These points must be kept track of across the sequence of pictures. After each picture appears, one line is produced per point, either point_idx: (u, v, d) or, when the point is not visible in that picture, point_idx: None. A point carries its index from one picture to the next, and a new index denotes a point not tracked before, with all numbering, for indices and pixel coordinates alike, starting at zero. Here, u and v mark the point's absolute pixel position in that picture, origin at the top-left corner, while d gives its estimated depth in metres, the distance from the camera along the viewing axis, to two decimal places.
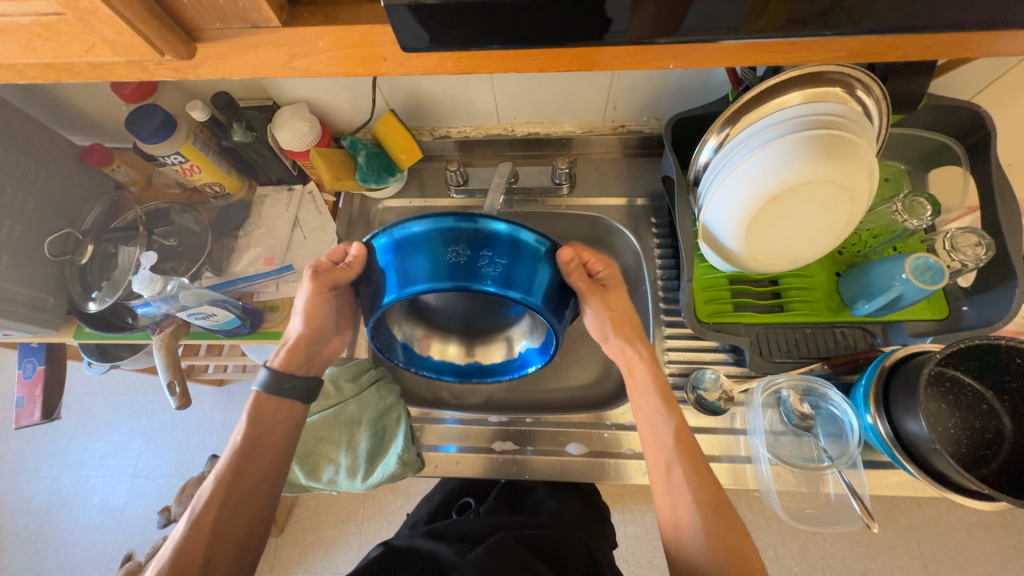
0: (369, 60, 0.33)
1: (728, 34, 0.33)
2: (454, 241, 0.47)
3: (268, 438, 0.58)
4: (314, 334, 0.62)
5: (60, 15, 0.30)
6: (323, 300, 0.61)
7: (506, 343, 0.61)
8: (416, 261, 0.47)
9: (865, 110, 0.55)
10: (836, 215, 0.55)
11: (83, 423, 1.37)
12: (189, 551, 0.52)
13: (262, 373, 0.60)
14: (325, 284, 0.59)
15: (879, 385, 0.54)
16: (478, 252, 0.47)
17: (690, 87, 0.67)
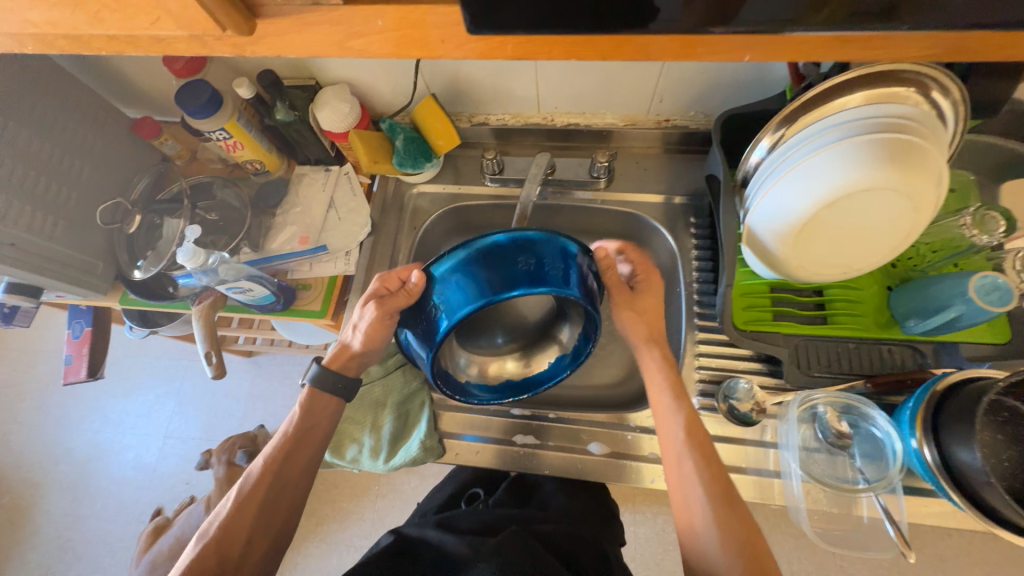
0: (427, 41, 0.31)
1: (804, 25, 0.30)
2: (480, 263, 0.47)
3: (319, 426, 0.61)
4: (367, 351, 0.62)
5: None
6: (384, 325, 0.59)
7: (557, 346, 0.59)
8: (463, 284, 0.47)
9: (940, 113, 0.51)
10: (895, 225, 0.52)
11: (122, 383, 1.45)
12: (236, 525, 0.56)
13: (313, 368, 0.62)
14: (388, 310, 0.57)
15: (928, 410, 0.51)
16: (518, 259, 0.47)
17: (744, 82, 0.63)
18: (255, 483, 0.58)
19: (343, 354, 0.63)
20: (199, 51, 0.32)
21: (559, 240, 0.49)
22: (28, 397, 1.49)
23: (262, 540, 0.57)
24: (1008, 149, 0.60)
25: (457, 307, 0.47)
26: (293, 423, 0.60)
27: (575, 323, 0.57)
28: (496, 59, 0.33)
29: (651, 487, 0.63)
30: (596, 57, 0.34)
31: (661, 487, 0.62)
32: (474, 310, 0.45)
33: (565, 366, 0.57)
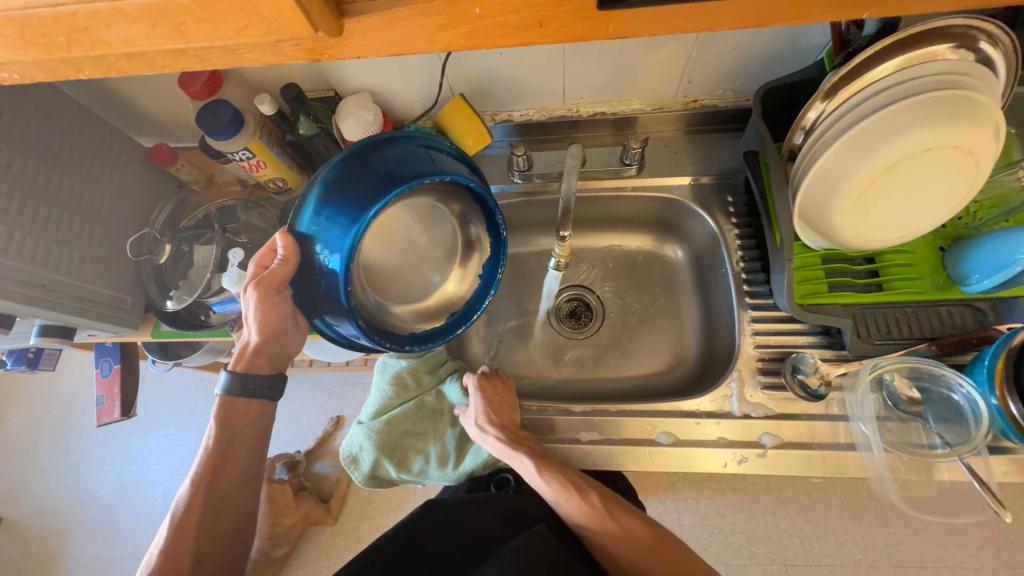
0: (522, 26, 0.28)
1: None
2: (337, 195, 0.51)
3: (243, 436, 0.63)
4: (272, 341, 0.61)
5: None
6: (272, 305, 0.58)
7: (473, 245, 0.60)
8: (334, 220, 0.50)
9: (990, 65, 0.51)
10: (956, 182, 0.51)
11: (141, 419, 1.41)
12: (178, 549, 0.58)
13: (224, 377, 0.62)
14: (271, 287, 0.56)
15: (1008, 366, 0.51)
16: (368, 168, 0.51)
17: (777, 53, 0.62)
18: (187, 508, 0.60)
19: (252, 355, 0.62)
20: (271, 59, 0.29)
21: (391, 140, 0.54)
22: (46, 442, 1.45)
23: (209, 556, 0.60)
24: None
25: (338, 238, 0.50)
26: (213, 439, 0.61)
27: (472, 214, 0.58)
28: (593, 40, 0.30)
29: (726, 471, 0.60)
30: (697, 29, 0.31)
31: (736, 471, 0.60)
32: (356, 233, 0.49)
33: (494, 265, 0.60)
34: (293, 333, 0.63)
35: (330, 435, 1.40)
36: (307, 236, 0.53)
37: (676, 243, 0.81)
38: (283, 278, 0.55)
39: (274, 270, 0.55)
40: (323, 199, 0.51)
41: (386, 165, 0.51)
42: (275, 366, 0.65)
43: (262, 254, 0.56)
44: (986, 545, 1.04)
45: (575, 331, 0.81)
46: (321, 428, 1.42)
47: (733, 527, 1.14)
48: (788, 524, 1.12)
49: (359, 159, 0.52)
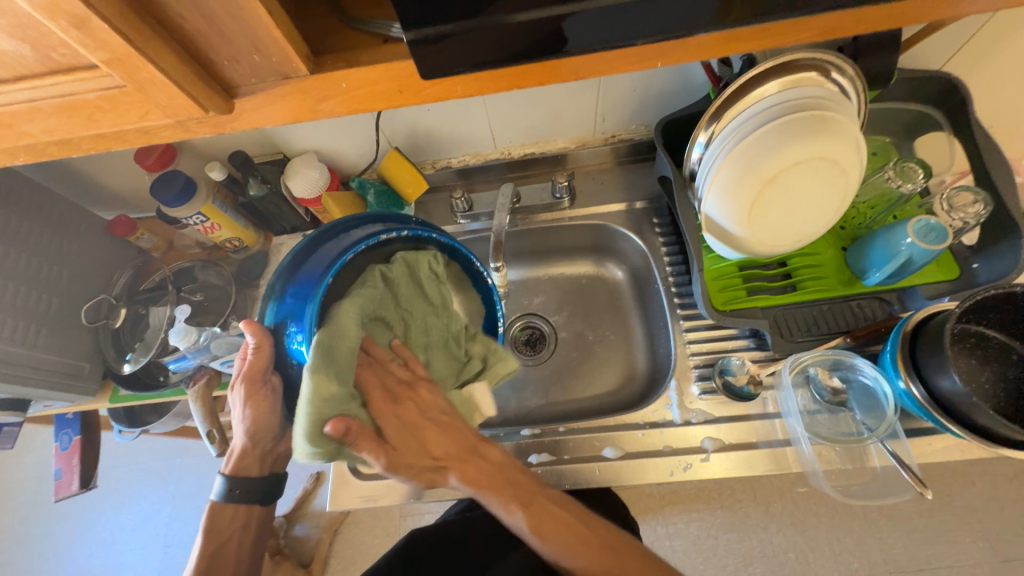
0: (386, 95, 0.33)
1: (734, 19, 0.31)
2: (292, 295, 0.53)
3: (234, 537, 0.61)
4: (259, 439, 0.60)
5: (119, 88, 0.29)
6: (261, 398, 0.57)
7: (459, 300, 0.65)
8: (294, 310, 0.53)
9: (843, 89, 0.58)
10: (830, 189, 0.58)
11: (113, 495, 1.35)
12: None
13: (218, 480, 0.61)
14: (255, 382, 0.55)
15: (904, 350, 0.55)
16: (315, 259, 0.54)
17: (672, 90, 0.70)
18: None
19: (241, 458, 0.61)
20: (180, 135, 0.34)
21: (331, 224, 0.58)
22: (12, 532, 1.38)
23: None
24: (912, 110, 0.66)
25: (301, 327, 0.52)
26: (201, 546, 0.60)
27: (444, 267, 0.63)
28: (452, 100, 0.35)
29: (672, 480, 0.62)
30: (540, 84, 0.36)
31: (680, 479, 0.61)
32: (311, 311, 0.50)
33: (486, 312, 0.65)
34: (282, 427, 0.62)
35: (308, 494, 1.35)
36: (278, 326, 0.54)
37: (616, 265, 0.86)
38: (263, 368, 0.54)
39: (250, 363, 0.54)
40: (284, 289, 0.54)
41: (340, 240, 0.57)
42: (267, 468, 0.63)
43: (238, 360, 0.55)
44: (978, 540, 1.02)
45: (530, 357, 0.84)
46: (302, 486, 1.38)
47: (727, 548, 1.11)
48: (781, 540, 1.08)
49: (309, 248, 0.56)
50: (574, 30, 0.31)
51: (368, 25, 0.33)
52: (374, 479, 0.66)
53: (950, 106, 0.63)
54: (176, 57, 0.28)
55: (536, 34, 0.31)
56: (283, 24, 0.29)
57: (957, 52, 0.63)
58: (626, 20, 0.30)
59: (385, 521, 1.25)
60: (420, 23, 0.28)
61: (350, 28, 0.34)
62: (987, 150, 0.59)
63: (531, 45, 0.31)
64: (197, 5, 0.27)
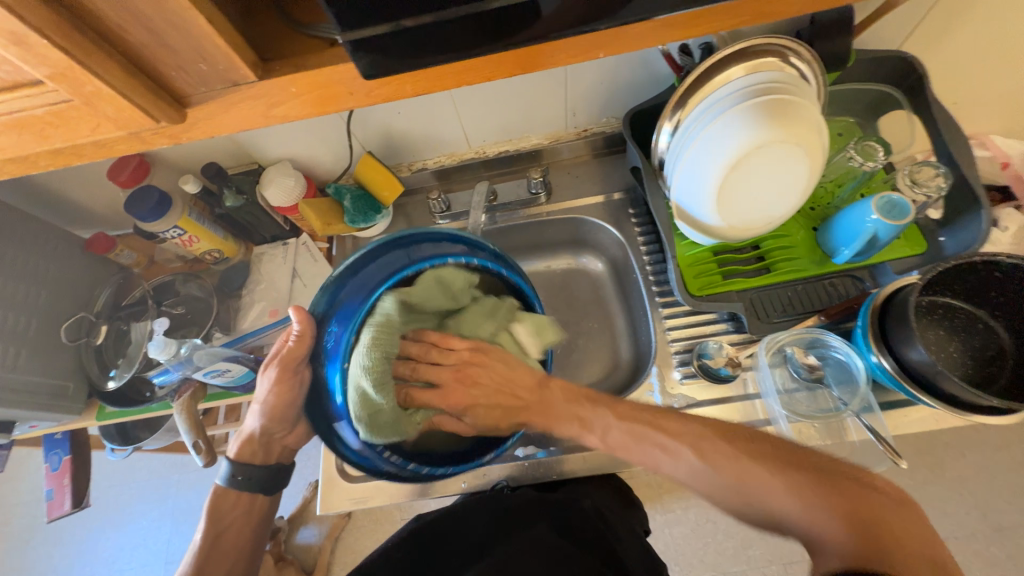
0: (335, 97, 0.35)
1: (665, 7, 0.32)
2: (341, 299, 0.55)
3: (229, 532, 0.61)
4: (269, 428, 0.61)
5: (66, 102, 0.30)
6: (287, 387, 0.57)
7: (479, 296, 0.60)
8: (345, 315, 0.55)
9: (804, 73, 0.58)
10: (796, 173, 0.58)
11: (111, 516, 1.34)
12: None
13: (224, 466, 0.62)
14: (287, 370, 0.56)
15: (875, 324, 0.56)
16: (374, 265, 0.56)
17: (638, 81, 0.71)
18: None
19: (247, 441, 0.62)
20: (137, 147, 0.35)
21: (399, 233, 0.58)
22: (10, 557, 1.36)
23: None
24: (873, 90, 0.67)
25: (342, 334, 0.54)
26: (202, 535, 0.60)
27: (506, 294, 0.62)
28: (401, 100, 0.36)
29: None
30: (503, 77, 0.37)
31: None
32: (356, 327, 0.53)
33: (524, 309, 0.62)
34: (295, 418, 0.62)
35: (307, 503, 1.33)
36: (324, 322, 0.55)
37: (595, 257, 0.87)
38: (300, 356, 0.55)
39: (288, 348, 0.55)
40: (342, 287, 0.55)
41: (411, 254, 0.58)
42: (270, 456, 0.64)
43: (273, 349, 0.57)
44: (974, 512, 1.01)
45: None
46: (299, 495, 1.36)
47: (725, 533, 1.05)
48: None
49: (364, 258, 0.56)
50: (517, 27, 0.32)
51: (314, 30, 0.34)
52: (363, 481, 0.66)
53: (909, 84, 0.64)
54: (121, 69, 0.29)
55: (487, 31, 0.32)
56: (227, 32, 0.30)
57: (912, 31, 0.64)
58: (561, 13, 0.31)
59: (385, 524, 1.24)
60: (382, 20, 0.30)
61: (299, 33, 0.35)
62: (945, 124, 0.61)
63: (475, 39, 0.32)
64: (137, 18, 0.28)
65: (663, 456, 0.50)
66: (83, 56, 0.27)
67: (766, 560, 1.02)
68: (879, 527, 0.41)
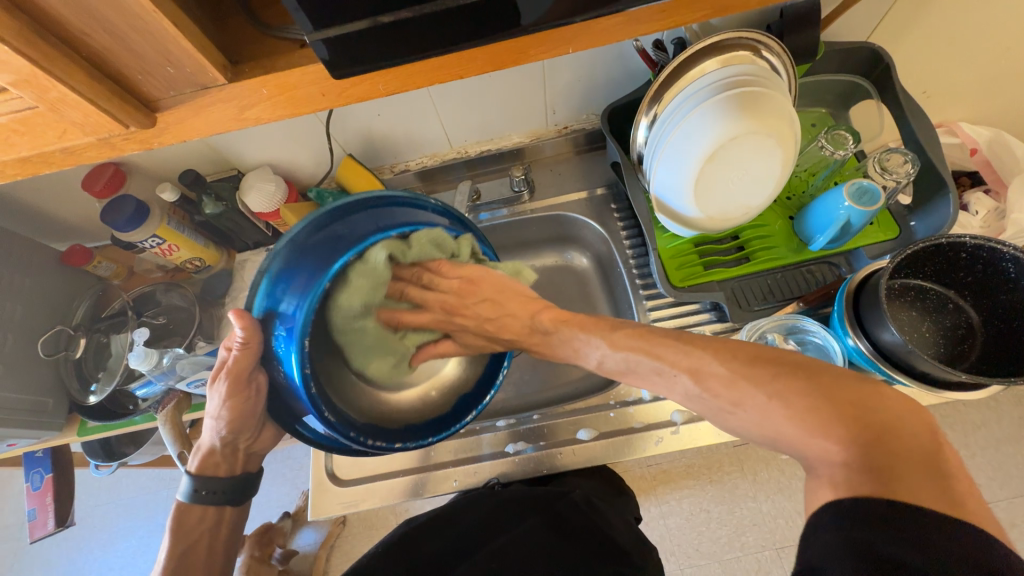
0: (308, 99, 0.35)
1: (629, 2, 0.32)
2: (280, 290, 0.47)
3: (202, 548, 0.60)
4: (230, 439, 0.59)
5: (31, 109, 0.30)
6: (243, 400, 0.54)
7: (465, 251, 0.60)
8: (286, 306, 0.47)
9: (775, 66, 0.59)
10: (769, 162, 0.60)
11: (99, 534, 1.32)
12: None
13: (184, 482, 0.60)
14: (238, 384, 0.52)
15: (850, 308, 0.57)
16: (314, 242, 0.48)
17: (615, 78, 0.72)
18: None
19: (209, 454, 0.61)
20: (107, 154, 0.35)
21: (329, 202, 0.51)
22: None
23: None
24: (843, 81, 0.69)
25: (290, 329, 0.47)
26: (167, 553, 0.58)
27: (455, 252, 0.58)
28: (375, 99, 0.36)
29: (658, 450, 0.64)
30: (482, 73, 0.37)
31: (657, 451, 0.63)
32: (308, 314, 0.46)
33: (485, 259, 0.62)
34: (257, 428, 0.60)
35: (302, 511, 1.31)
36: (266, 320, 0.48)
37: (580, 253, 0.88)
38: (248, 368, 0.50)
39: (234, 360, 0.50)
40: (279, 277, 0.47)
41: (349, 230, 0.50)
42: (236, 467, 0.62)
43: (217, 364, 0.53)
44: None
45: None
46: (293, 504, 1.34)
47: (719, 521, 1.06)
48: (769, 506, 1.05)
49: (298, 243, 0.48)
50: (489, 26, 0.32)
51: (284, 32, 0.34)
52: (354, 484, 0.66)
53: (877, 74, 0.66)
54: (85, 75, 0.29)
55: (461, 28, 0.32)
56: (194, 36, 0.30)
57: (877, 22, 0.66)
58: (529, 10, 0.32)
59: (381, 529, 1.23)
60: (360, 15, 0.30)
61: (269, 36, 0.35)
62: (912, 112, 0.63)
63: (446, 37, 0.33)
64: (100, 22, 0.28)
65: (659, 379, 0.45)
66: (47, 63, 0.27)
67: (760, 545, 1.04)
68: (890, 444, 0.32)
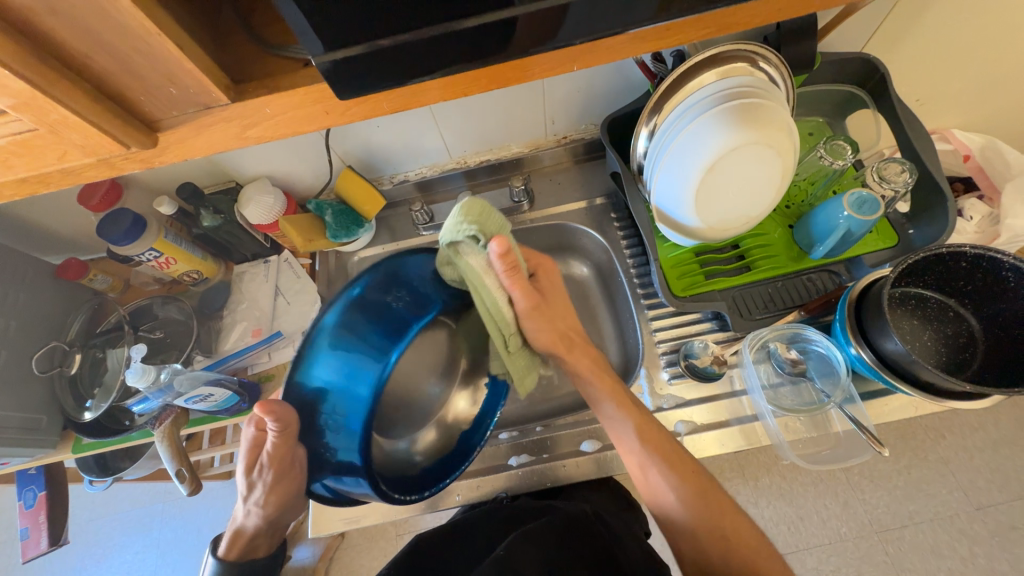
0: (312, 116, 0.35)
1: (633, 23, 0.33)
2: (336, 360, 0.48)
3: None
4: (266, 522, 0.60)
5: (29, 131, 0.30)
6: (284, 485, 0.57)
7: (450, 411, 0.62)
8: (345, 370, 0.49)
9: (772, 76, 0.60)
10: (770, 172, 0.60)
11: (92, 550, 1.29)
12: None
13: (208, 563, 0.59)
14: (281, 465, 0.54)
15: (852, 317, 0.58)
16: (385, 301, 0.52)
17: (614, 88, 0.73)
18: None
19: (249, 538, 0.61)
20: (108, 174, 0.35)
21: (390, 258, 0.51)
22: None
23: None
24: (840, 91, 0.70)
25: (351, 391, 0.50)
26: None
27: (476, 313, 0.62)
28: (379, 118, 0.36)
29: None
30: (482, 90, 0.37)
31: None
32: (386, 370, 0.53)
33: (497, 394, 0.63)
34: (292, 510, 0.61)
35: (299, 523, 1.29)
36: (319, 393, 0.49)
37: (580, 262, 0.88)
38: (286, 447, 0.52)
39: (276, 440, 0.51)
40: (331, 348, 0.48)
41: (404, 295, 0.53)
42: (271, 546, 0.63)
43: (246, 448, 0.57)
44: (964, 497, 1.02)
45: None
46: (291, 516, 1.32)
47: None
48: (771, 512, 1.02)
49: (363, 310, 0.49)
50: (493, 46, 0.32)
51: (287, 51, 0.34)
52: (355, 501, 0.65)
53: (873, 84, 0.66)
54: (84, 95, 0.29)
55: (464, 50, 0.32)
56: (197, 57, 0.30)
57: (872, 34, 0.67)
58: (532, 32, 0.32)
59: (380, 541, 1.21)
60: (363, 38, 0.30)
61: (272, 54, 0.35)
62: (908, 121, 0.63)
63: (450, 59, 0.33)
64: (101, 43, 0.27)
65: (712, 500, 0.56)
66: (48, 86, 0.27)
67: None
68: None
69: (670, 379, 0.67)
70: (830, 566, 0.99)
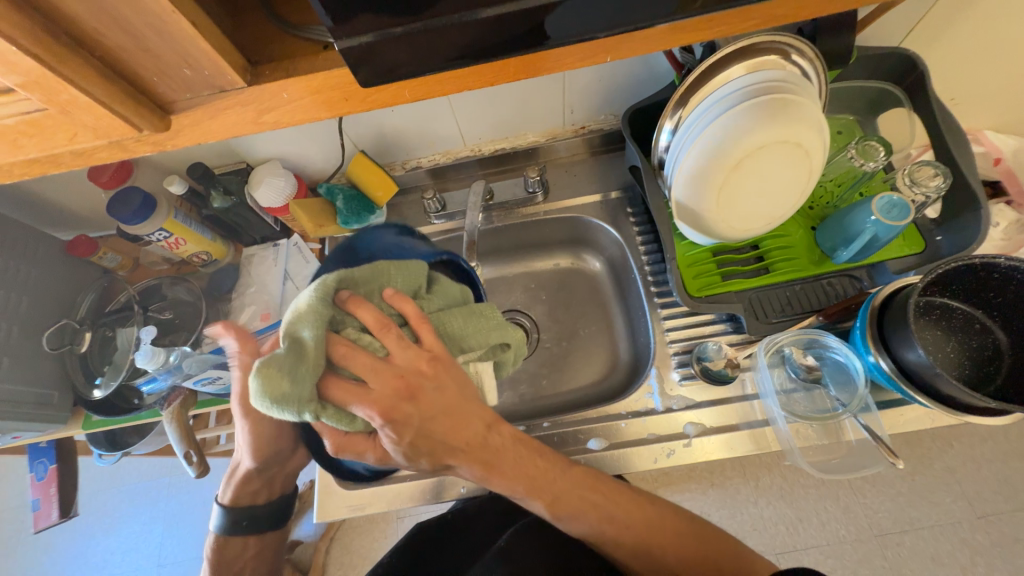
0: (330, 102, 0.33)
1: (670, 13, 0.31)
2: None
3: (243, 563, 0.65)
4: (261, 467, 0.61)
5: (40, 110, 0.29)
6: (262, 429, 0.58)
7: None
8: None
9: (804, 70, 0.56)
10: (796, 172, 0.58)
11: (102, 520, 1.32)
12: None
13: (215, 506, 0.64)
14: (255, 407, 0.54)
15: (874, 325, 0.56)
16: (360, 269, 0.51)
17: (637, 78, 0.70)
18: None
19: (247, 482, 0.64)
20: (120, 156, 0.34)
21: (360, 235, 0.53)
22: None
23: None
24: (874, 88, 0.67)
25: None
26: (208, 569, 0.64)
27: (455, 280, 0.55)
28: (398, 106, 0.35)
29: (668, 463, 0.63)
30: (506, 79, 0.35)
31: (665, 465, 0.62)
32: None
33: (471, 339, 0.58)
34: (285, 454, 0.62)
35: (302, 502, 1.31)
36: None
37: (593, 256, 0.86)
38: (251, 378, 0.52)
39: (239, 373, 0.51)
40: None
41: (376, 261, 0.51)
42: (272, 491, 0.67)
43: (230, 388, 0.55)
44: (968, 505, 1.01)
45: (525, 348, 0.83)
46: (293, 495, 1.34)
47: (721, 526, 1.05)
48: (771, 512, 1.02)
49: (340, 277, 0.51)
50: (522, 33, 0.31)
51: (307, 33, 0.33)
52: (361, 487, 0.65)
53: (909, 82, 0.63)
54: (97, 75, 0.28)
55: (490, 37, 0.30)
56: (214, 37, 0.28)
57: (911, 29, 0.64)
58: (563, 19, 0.30)
59: (381, 523, 1.22)
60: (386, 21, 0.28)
61: (290, 35, 0.33)
62: (946, 123, 0.60)
63: (475, 47, 0.31)
64: (116, 20, 0.26)
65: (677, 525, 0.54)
66: (61, 65, 0.26)
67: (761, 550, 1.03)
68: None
69: (680, 380, 0.66)
70: (828, 567, 0.99)
